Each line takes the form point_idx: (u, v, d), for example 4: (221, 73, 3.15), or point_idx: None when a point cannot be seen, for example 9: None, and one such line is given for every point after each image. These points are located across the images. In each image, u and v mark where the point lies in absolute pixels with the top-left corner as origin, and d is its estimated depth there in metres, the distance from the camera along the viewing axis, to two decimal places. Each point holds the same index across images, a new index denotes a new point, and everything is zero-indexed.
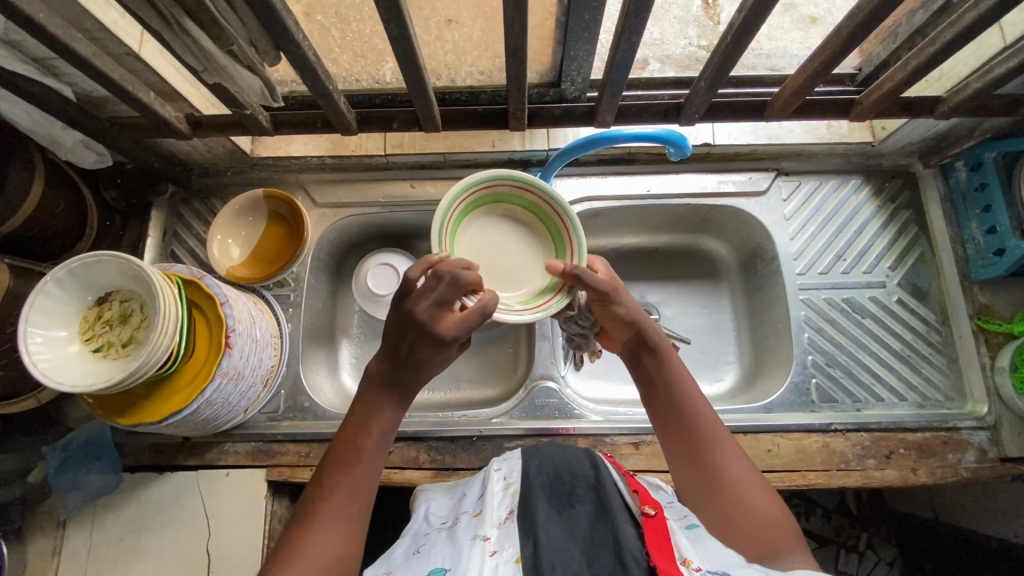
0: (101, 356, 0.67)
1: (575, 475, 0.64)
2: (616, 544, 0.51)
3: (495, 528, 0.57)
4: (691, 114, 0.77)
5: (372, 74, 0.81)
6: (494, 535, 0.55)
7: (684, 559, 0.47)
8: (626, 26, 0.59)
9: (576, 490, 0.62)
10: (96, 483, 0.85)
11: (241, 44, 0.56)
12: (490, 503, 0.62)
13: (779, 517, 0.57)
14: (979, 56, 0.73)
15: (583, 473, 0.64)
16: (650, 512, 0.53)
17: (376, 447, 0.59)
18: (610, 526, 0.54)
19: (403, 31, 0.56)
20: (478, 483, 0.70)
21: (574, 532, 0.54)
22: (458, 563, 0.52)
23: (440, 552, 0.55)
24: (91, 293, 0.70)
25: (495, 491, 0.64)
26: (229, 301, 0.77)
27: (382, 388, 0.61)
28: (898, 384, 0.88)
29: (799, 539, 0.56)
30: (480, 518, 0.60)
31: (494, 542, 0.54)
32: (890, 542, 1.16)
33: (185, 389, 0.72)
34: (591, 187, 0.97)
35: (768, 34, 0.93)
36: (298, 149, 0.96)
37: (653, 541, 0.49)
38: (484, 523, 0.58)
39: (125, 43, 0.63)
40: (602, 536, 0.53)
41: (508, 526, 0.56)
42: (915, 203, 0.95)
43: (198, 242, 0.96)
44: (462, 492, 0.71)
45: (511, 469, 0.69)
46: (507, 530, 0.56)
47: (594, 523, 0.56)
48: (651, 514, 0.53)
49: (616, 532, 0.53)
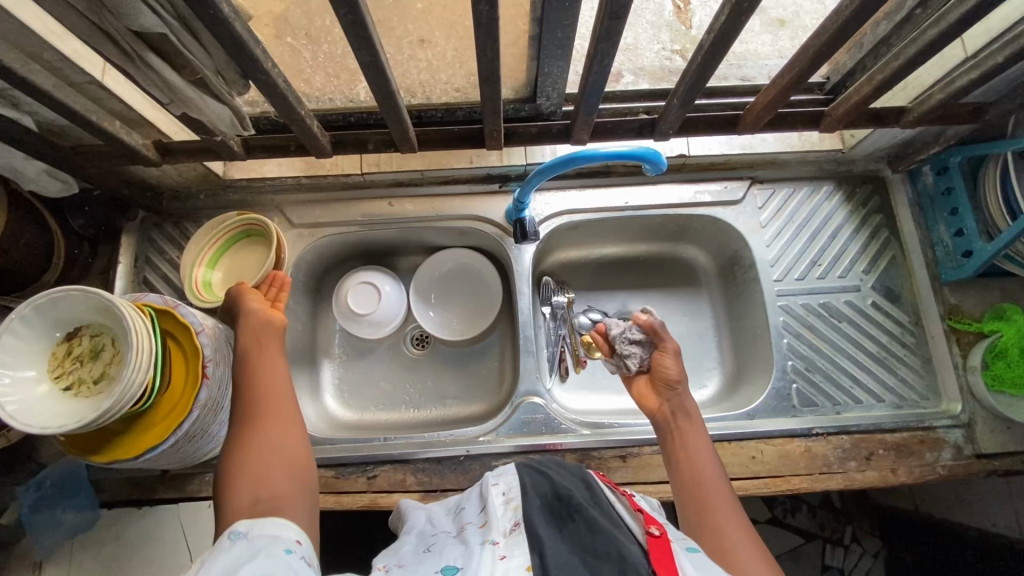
0: (71, 394, 0.66)
1: (571, 490, 0.64)
2: (621, 560, 0.52)
3: (503, 535, 0.57)
4: (664, 130, 0.78)
5: (346, 92, 0.81)
6: (503, 540, 0.56)
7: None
8: (598, 49, 0.59)
9: (573, 504, 0.61)
10: (72, 521, 0.83)
11: (208, 73, 0.55)
12: (494, 513, 0.61)
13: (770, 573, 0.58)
14: (942, 66, 0.75)
15: (578, 489, 0.64)
16: (655, 532, 0.56)
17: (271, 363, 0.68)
18: (614, 540, 0.55)
19: (374, 58, 0.55)
20: (477, 497, 0.68)
21: (577, 547, 0.55)
22: (469, 562, 0.54)
23: (452, 551, 0.57)
24: (60, 329, 0.68)
25: (498, 503, 0.63)
26: (205, 329, 0.75)
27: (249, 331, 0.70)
28: (876, 386, 0.90)
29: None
30: (486, 527, 0.60)
31: (503, 547, 0.55)
32: (873, 534, 1.20)
33: (162, 422, 0.71)
34: (570, 201, 0.97)
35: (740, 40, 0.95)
36: (271, 170, 0.94)
37: (657, 559, 0.51)
38: (492, 530, 0.58)
39: (87, 73, 0.61)
40: (605, 548, 0.54)
41: (516, 535, 0.56)
42: (885, 207, 0.97)
43: (171, 267, 0.94)
44: (459, 504, 0.69)
45: (509, 484, 0.66)
46: (516, 538, 0.56)
47: (596, 536, 0.56)
48: (656, 533, 0.55)
49: (621, 548, 0.53)
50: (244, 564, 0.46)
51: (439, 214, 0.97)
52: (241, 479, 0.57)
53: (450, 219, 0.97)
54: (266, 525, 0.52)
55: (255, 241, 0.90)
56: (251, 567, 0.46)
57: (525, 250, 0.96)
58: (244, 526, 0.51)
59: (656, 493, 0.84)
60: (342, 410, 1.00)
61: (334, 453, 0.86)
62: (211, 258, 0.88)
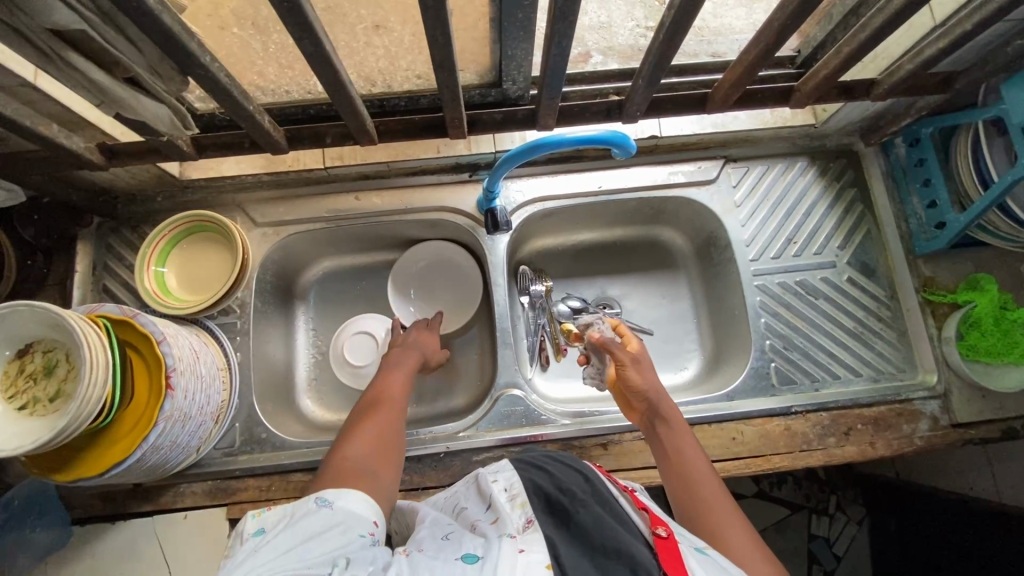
0: (26, 413, 0.63)
1: (573, 484, 0.61)
2: (631, 559, 0.50)
3: (518, 531, 0.54)
4: (633, 112, 0.76)
5: (301, 84, 0.77)
6: (520, 535, 0.53)
7: None
8: (556, 31, 0.57)
9: (579, 498, 0.58)
10: (43, 541, 0.80)
11: (141, 71, 0.52)
12: (504, 511, 0.59)
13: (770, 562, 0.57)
14: (912, 36, 0.74)
15: (580, 483, 0.62)
16: (662, 532, 0.53)
17: (394, 394, 0.79)
18: (620, 537, 0.52)
19: (318, 48, 0.52)
20: (474, 495, 0.66)
21: (588, 542, 0.52)
22: (489, 551, 0.50)
23: (471, 540, 0.53)
24: (10, 347, 0.65)
25: (503, 501, 0.61)
26: (166, 339, 0.72)
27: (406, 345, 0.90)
28: (853, 361, 0.90)
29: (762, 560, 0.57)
30: (498, 524, 0.57)
31: (521, 542, 0.52)
32: (857, 502, 1.22)
33: (126, 437, 0.68)
34: (543, 187, 0.95)
35: (712, 12, 0.92)
36: (231, 168, 0.90)
37: (668, 562, 0.49)
38: (505, 526, 0.56)
39: (15, 75, 0.57)
40: (613, 546, 0.52)
41: (530, 533, 0.53)
42: (859, 182, 0.97)
43: (131, 272, 0.91)
44: (457, 504, 0.66)
45: (510, 481, 0.64)
46: (531, 534, 0.53)
47: (603, 531, 0.53)
48: (663, 535, 0.53)
49: (628, 545, 0.51)
50: (318, 541, 0.50)
51: (408, 207, 0.94)
52: (353, 444, 0.69)
53: (420, 211, 0.95)
54: (350, 498, 0.57)
55: (207, 236, 0.88)
56: (325, 542, 0.50)
57: (499, 240, 0.94)
58: (331, 494, 0.56)
59: (638, 479, 0.83)
60: (320, 411, 0.98)
61: (311, 456, 0.85)
62: (161, 251, 0.85)
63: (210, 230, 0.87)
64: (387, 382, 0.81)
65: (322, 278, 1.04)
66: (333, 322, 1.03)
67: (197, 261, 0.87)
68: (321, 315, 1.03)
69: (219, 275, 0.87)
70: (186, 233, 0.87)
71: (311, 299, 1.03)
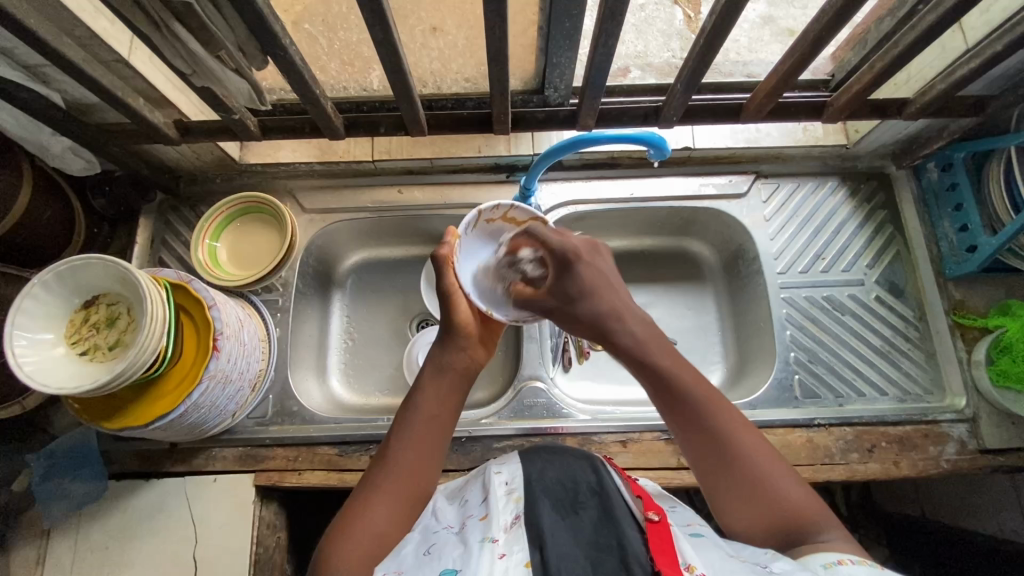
0: (85, 358, 0.67)
1: (576, 480, 0.57)
2: (623, 551, 0.46)
3: (503, 530, 0.51)
4: (669, 117, 0.80)
5: (359, 81, 0.82)
6: (503, 537, 0.50)
7: (688, 564, 0.44)
8: (602, 31, 0.61)
9: (578, 498, 0.54)
10: (81, 490, 0.85)
11: (229, 48, 0.60)
12: (495, 505, 0.55)
13: (809, 498, 0.56)
14: (944, 58, 0.76)
15: (584, 479, 0.57)
16: (654, 517, 0.50)
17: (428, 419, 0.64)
18: (615, 530, 0.49)
19: (386, 35, 0.58)
20: (478, 489, 0.62)
21: (579, 536, 0.49)
22: (468, 563, 0.47)
23: (451, 553, 0.50)
24: (78, 296, 0.70)
25: (500, 494, 0.57)
26: (217, 304, 0.77)
27: (442, 345, 0.68)
28: (879, 379, 0.90)
29: (788, 480, 0.57)
30: (487, 521, 0.53)
31: (503, 545, 0.49)
32: (880, 543, 1.10)
33: (171, 393, 0.72)
34: (576, 191, 0.98)
35: (748, 48, 0.90)
36: (287, 155, 0.98)
37: (657, 546, 0.46)
38: (491, 526, 0.52)
39: (115, 50, 0.65)
40: (606, 540, 0.48)
41: (517, 528, 0.50)
42: (890, 204, 0.98)
43: (185, 248, 0.96)
44: (461, 497, 0.63)
45: (513, 473, 0.60)
46: (517, 532, 0.50)
47: (598, 529, 0.50)
48: (655, 519, 0.49)
49: (621, 538, 0.48)
50: None
51: (447, 203, 0.99)
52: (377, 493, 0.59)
53: (457, 208, 0.99)
54: None
55: (258, 217, 0.94)
56: None
57: None
58: None
59: (656, 479, 0.84)
60: (348, 394, 1.00)
61: (338, 430, 0.88)
62: (215, 229, 0.92)
63: (264, 212, 0.93)
64: (425, 406, 0.64)
65: (359, 267, 1.08)
66: (367, 310, 1.06)
67: (246, 242, 0.93)
68: (355, 303, 1.06)
69: (266, 253, 0.92)
70: (240, 214, 0.93)
71: (348, 287, 1.07)
